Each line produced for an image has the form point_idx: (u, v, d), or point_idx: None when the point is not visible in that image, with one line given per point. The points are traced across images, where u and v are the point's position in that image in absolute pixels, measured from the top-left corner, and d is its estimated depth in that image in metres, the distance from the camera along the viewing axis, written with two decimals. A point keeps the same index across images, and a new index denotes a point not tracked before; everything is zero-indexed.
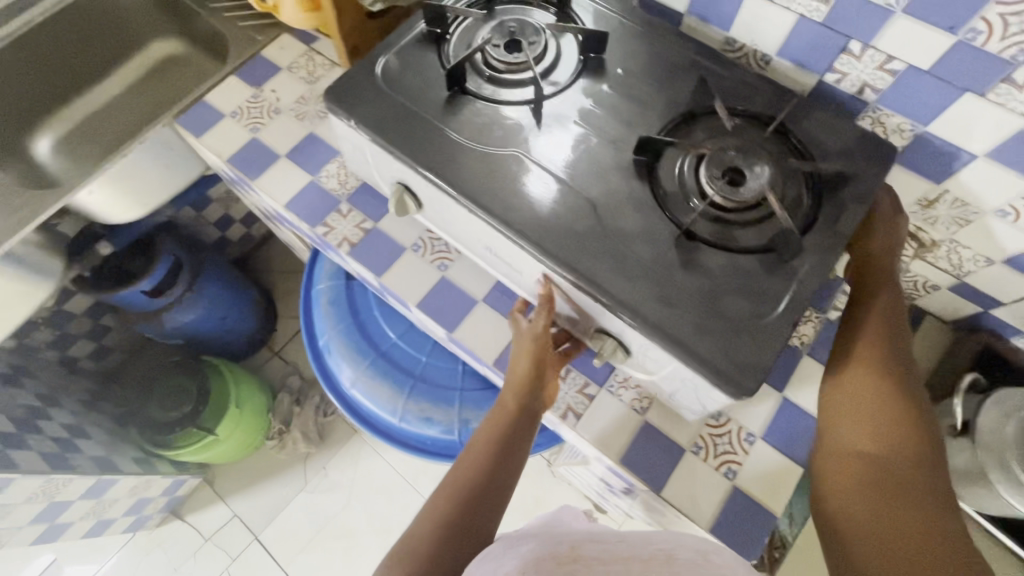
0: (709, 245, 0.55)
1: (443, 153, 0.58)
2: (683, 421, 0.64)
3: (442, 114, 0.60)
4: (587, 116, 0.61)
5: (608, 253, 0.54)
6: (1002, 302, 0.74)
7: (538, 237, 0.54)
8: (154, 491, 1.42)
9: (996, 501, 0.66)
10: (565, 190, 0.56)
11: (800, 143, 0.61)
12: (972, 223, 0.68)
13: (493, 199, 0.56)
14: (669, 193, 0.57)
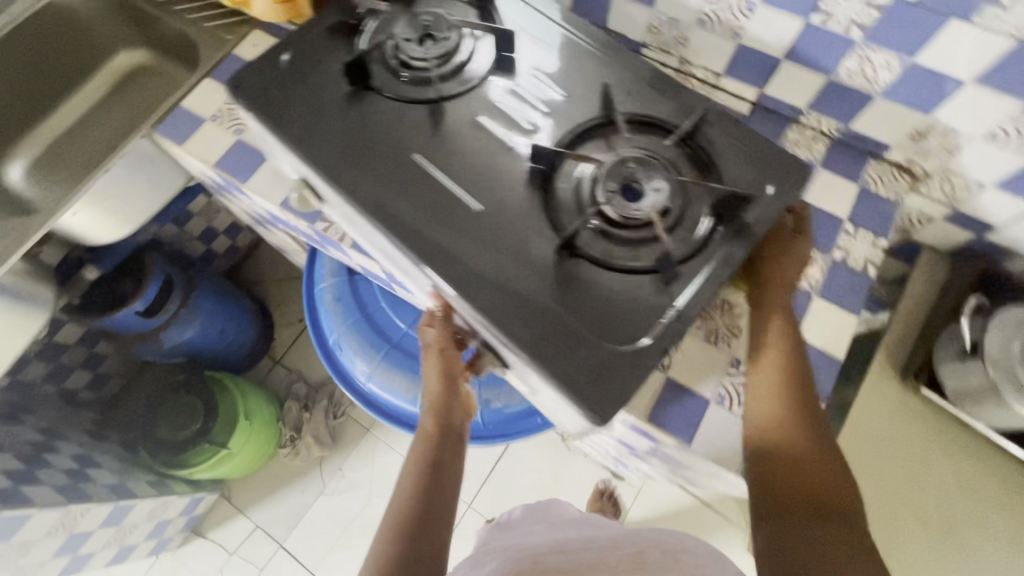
0: (592, 263, 0.51)
1: (327, 152, 0.55)
2: (705, 374, 0.65)
3: (340, 108, 0.57)
4: (494, 121, 0.57)
5: (484, 272, 0.50)
6: (995, 226, 0.76)
7: (411, 240, 0.50)
8: (173, 513, 1.41)
9: (1009, 416, 0.68)
10: (442, 203, 0.53)
11: (705, 155, 0.56)
12: (963, 150, 0.69)
13: (374, 200, 0.52)
14: (561, 211, 0.53)
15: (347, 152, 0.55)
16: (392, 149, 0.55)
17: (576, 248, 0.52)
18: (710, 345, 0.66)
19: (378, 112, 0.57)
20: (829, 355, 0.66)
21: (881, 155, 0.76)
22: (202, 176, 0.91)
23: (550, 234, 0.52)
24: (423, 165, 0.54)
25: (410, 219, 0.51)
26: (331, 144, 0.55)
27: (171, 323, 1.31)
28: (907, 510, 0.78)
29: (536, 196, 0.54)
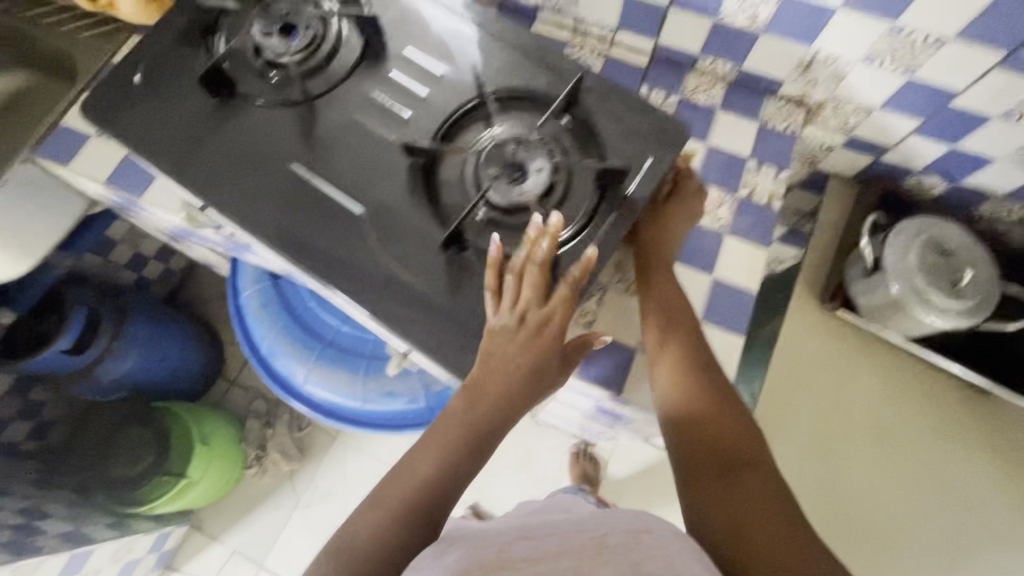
0: (482, 252, 0.55)
1: (205, 171, 0.56)
2: (628, 324, 0.67)
3: (214, 125, 0.57)
4: (368, 113, 0.58)
5: (374, 275, 0.53)
6: (889, 146, 0.79)
7: (302, 254, 0.54)
8: (140, 551, 1.36)
9: (915, 325, 0.72)
10: (325, 213, 0.55)
11: (586, 125, 0.57)
12: (846, 77, 0.71)
13: (262, 220, 0.55)
14: (448, 200, 0.56)
15: (227, 169, 0.56)
16: (269, 159, 0.57)
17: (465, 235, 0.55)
18: (630, 295, 0.68)
19: (252, 122, 0.58)
20: (744, 290, 0.68)
21: (776, 92, 0.78)
22: (102, 198, 0.87)
23: (437, 224, 0.55)
24: (303, 173, 0.56)
25: (293, 234, 0.54)
26: (207, 160, 0.56)
27: (104, 358, 1.26)
28: (840, 424, 0.82)
29: (419, 190, 0.55)
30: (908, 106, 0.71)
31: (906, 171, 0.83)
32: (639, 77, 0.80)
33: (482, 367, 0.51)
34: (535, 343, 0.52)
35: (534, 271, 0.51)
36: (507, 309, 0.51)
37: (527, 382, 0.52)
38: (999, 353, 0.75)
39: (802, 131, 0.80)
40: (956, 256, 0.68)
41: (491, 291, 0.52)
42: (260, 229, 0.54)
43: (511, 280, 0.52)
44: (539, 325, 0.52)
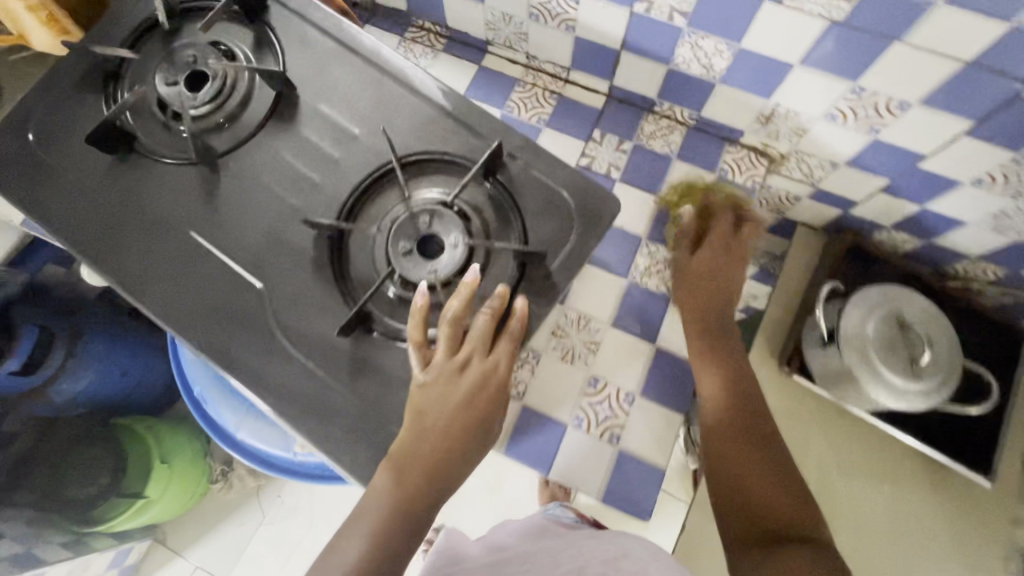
0: (389, 334, 0.51)
1: (96, 237, 0.52)
2: (560, 395, 0.63)
3: (110, 187, 0.53)
4: (276, 175, 0.53)
5: (271, 358, 0.49)
6: (858, 201, 0.74)
7: (195, 333, 0.50)
8: (98, 568, 1.35)
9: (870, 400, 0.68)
10: (224, 289, 0.51)
11: (508, 195, 0.53)
12: (808, 132, 0.66)
13: (157, 294, 0.51)
14: (355, 275, 0.52)
15: (121, 235, 0.52)
16: (166, 225, 0.53)
17: (371, 315, 0.51)
18: (566, 364, 0.64)
19: (151, 183, 0.54)
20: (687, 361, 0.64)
21: (737, 141, 0.73)
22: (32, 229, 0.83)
23: (342, 303, 0.51)
24: (202, 242, 0.52)
25: (187, 310, 0.50)
26: (99, 225, 0.52)
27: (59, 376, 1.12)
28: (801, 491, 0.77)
29: (324, 264, 0.51)
30: (875, 164, 0.66)
31: (876, 225, 0.78)
32: (593, 121, 0.75)
33: (412, 431, 0.47)
34: (473, 401, 0.49)
35: (477, 322, 0.49)
36: (440, 362, 0.49)
37: (466, 438, 0.49)
38: (967, 433, 0.70)
39: (764, 183, 0.75)
40: (914, 331, 0.64)
41: (417, 342, 0.48)
42: (152, 304, 0.51)
43: (446, 328, 0.49)
44: (479, 379, 0.50)
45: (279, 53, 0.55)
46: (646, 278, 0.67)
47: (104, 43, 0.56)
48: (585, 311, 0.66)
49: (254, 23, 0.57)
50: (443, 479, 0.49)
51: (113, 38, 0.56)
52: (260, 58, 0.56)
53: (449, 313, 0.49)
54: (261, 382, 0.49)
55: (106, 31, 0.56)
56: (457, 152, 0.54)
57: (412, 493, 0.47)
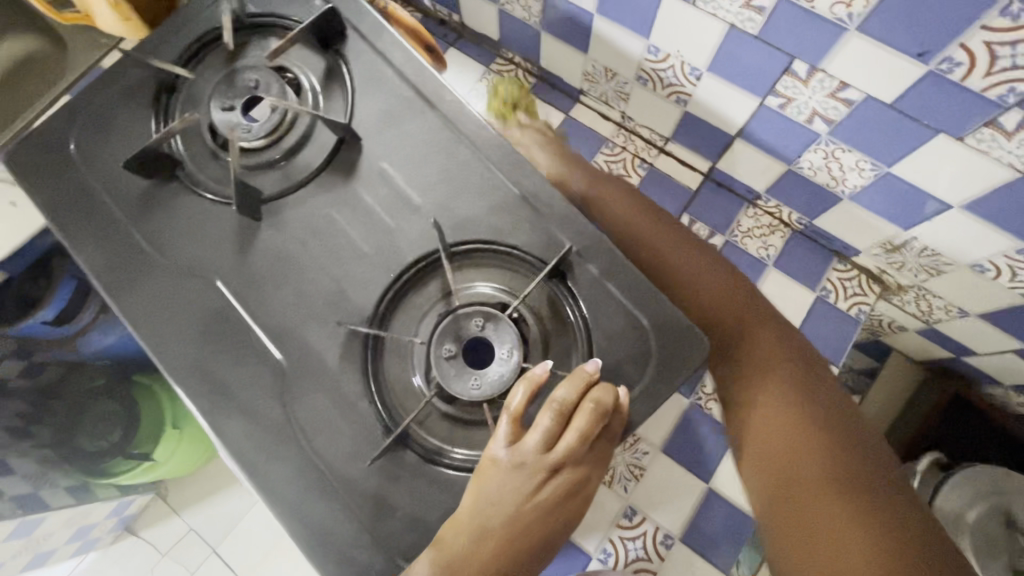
0: (413, 450, 0.43)
1: (117, 271, 0.46)
2: (588, 521, 0.55)
3: (140, 214, 0.47)
4: (326, 229, 0.46)
5: (278, 449, 0.43)
6: (978, 352, 0.63)
7: (202, 404, 0.44)
8: (97, 517, 1.36)
9: None
10: (242, 356, 0.45)
11: (574, 307, 0.44)
12: (943, 273, 0.55)
13: (171, 349, 0.45)
14: (391, 375, 0.45)
15: (142, 274, 0.46)
16: (192, 269, 0.46)
17: (409, 433, 0.43)
18: (604, 486, 0.56)
19: (184, 217, 0.47)
20: (741, 511, 0.55)
21: (848, 258, 0.63)
22: None
23: (373, 408, 0.44)
24: (227, 296, 0.46)
25: (200, 375, 0.44)
26: (121, 257, 0.46)
27: (89, 329, 0.94)
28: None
29: (357, 355, 0.44)
30: (1018, 326, 0.55)
31: (990, 379, 0.66)
32: (683, 204, 0.66)
33: (474, 521, 0.38)
34: (555, 510, 0.40)
35: (580, 421, 0.38)
36: (531, 451, 0.39)
37: (535, 546, 0.40)
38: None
39: (870, 310, 0.64)
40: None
41: (512, 416, 0.39)
42: (165, 360, 0.45)
43: (546, 416, 0.39)
44: (568, 488, 0.40)
45: (349, 93, 0.48)
46: (712, 404, 0.58)
47: (165, 53, 0.50)
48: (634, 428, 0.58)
49: (327, 52, 0.50)
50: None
51: (174, 46, 0.50)
52: (328, 95, 0.49)
53: (554, 399, 0.39)
54: (263, 478, 0.42)
55: (169, 37, 0.50)
56: (528, 244, 0.46)
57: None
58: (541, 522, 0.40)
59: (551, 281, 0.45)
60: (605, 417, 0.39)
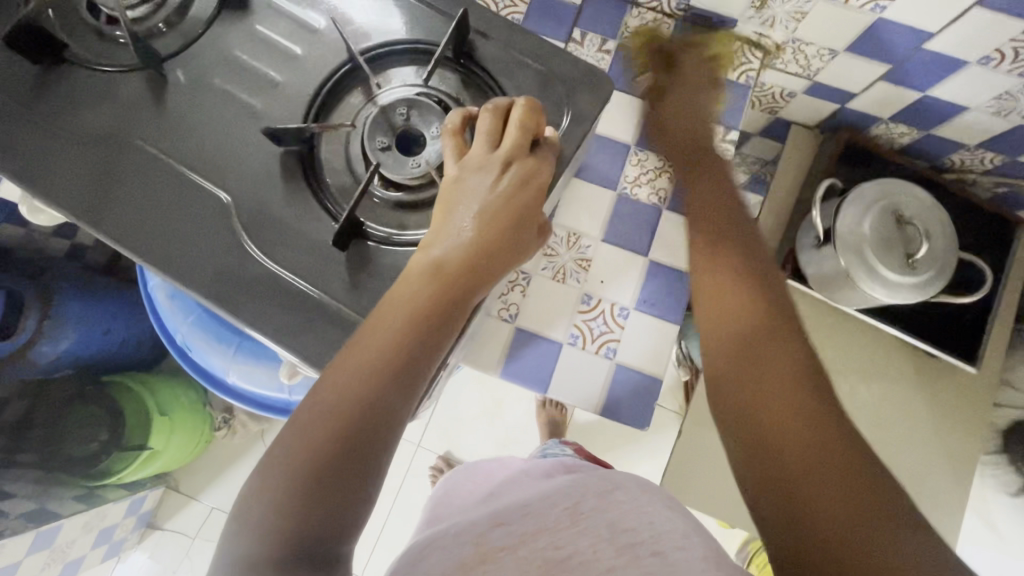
0: (374, 241, 0.46)
1: (26, 156, 0.46)
2: (554, 314, 0.61)
3: (35, 98, 0.47)
4: (228, 76, 0.48)
5: (245, 279, 0.45)
6: (855, 92, 0.70)
7: (152, 255, 0.45)
8: (113, 518, 1.38)
9: (864, 299, 0.66)
10: (182, 201, 0.46)
11: (485, 77, 0.49)
12: (808, 14, 0.61)
13: (106, 211, 0.45)
14: (332, 180, 0.48)
15: (62, 153, 0.46)
16: (108, 136, 0.47)
17: (363, 226, 0.46)
18: (558, 283, 0.62)
19: (83, 94, 0.47)
20: (683, 270, 0.62)
21: (729, 33, 0.68)
22: None
23: (324, 217, 0.46)
24: (155, 152, 0.46)
25: (146, 228, 0.45)
26: (30, 143, 0.46)
27: (38, 339, 1.15)
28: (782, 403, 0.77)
29: (296, 173, 0.47)
30: (877, 48, 0.62)
31: (874, 119, 0.74)
32: (572, 20, 0.68)
33: (447, 232, 0.40)
34: (516, 202, 0.40)
35: (515, 115, 0.40)
36: (480, 156, 0.40)
37: (505, 237, 0.40)
38: (959, 323, 0.71)
39: (758, 77, 0.70)
40: (912, 224, 0.62)
41: (451, 131, 0.41)
42: (103, 223, 0.45)
43: (486, 117, 0.40)
44: (523, 181, 0.40)
45: None
46: (637, 189, 0.64)
47: None
48: (574, 228, 0.63)
49: None
50: (476, 288, 0.40)
51: None
52: None
53: (485, 107, 0.40)
54: (235, 309, 0.44)
55: None
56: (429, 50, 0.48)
57: (429, 310, 0.39)
58: (506, 216, 0.40)
59: (457, 64, 0.49)
60: (534, 113, 0.40)
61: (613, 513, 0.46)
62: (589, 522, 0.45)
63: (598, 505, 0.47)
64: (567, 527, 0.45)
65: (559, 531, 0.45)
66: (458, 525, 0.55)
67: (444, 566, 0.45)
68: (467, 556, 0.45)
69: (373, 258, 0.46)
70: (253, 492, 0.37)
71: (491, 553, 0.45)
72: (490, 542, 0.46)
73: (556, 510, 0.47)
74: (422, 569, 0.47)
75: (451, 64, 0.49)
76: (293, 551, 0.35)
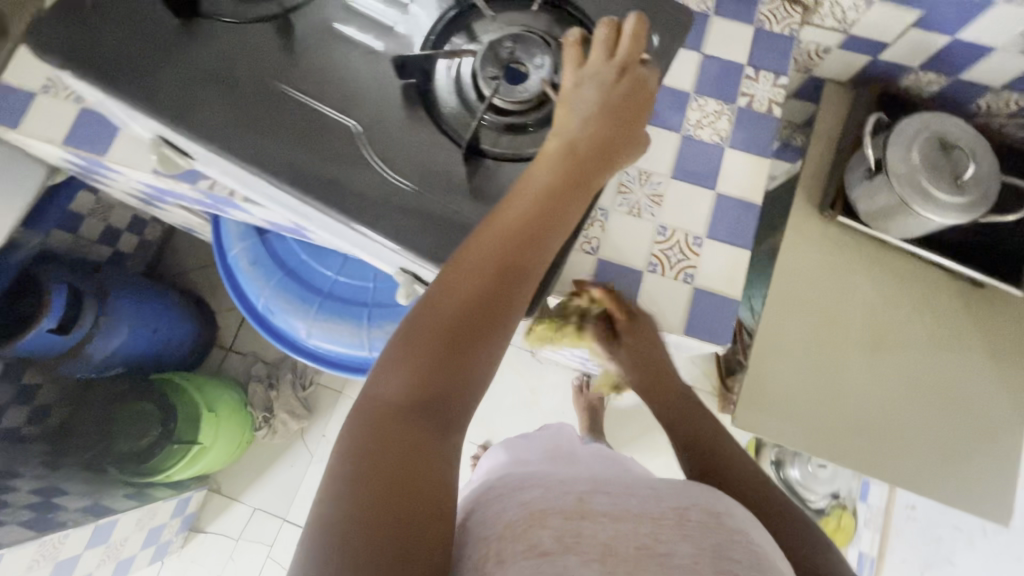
0: (493, 158, 0.52)
1: (166, 93, 0.50)
2: (634, 244, 0.66)
3: (177, 45, 0.51)
4: (347, 22, 0.54)
5: (381, 198, 0.48)
6: (889, 43, 0.77)
7: (292, 177, 0.48)
8: (162, 517, 1.38)
9: (917, 224, 0.71)
10: (315, 129, 0.50)
11: (577, 14, 0.55)
12: None
13: (244, 142, 0.49)
14: (447, 110, 0.53)
15: (204, 90, 0.50)
16: (245, 76, 0.51)
17: (481, 147, 0.52)
18: (634, 217, 0.67)
19: (218, 43, 0.52)
20: (749, 200, 0.67)
21: None
22: (62, 165, 0.82)
23: (446, 140, 0.51)
24: (286, 89, 0.51)
25: (284, 157, 0.49)
26: (175, 83, 0.50)
27: (93, 335, 1.22)
28: (824, 330, 0.81)
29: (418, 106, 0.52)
30: None
31: (905, 68, 0.80)
32: None
33: (571, 122, 0.45)
34: (629, 103, 0.46)
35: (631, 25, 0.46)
36: (600, 64, 0.46)
37: (617, 135, 0.46)
38: (994, 254, 0.77)
39: (799, 32, 0.76)
40: (958, 149, 0.68)
41: (572, 43, 0.47)
42: (241, 153, 0.49)
43: (605, 27, 0.46)
44: (633, 86, 0.46)
45: None
46: (700, 131, 0.69)
47: None
48: (645, 167, 0.68)
49: None
50: (592, 176, 0.45)
51: None
52: None
53: (602, 22, 0.46)
54: (373, 220, 0.48)
55: None
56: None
57: (555, 189, 0.43)
58: (619, 116, 0.45)
59: (549, 8, 0.55)
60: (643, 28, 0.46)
61: (718, 535, 0.42)
62: (691, 531, 0.42)
63: (705, 520, 0.43)
64: (672, 525, 0.43)
65: (661, 526, 0.43)
66: (562, 474, 0.54)
67: (545, 504, 0.45)
68: (566, 505, 0.44)
69: (493, 171, 0.51)
70: (396, 344, 0.42)
71: (591, 513, 0.43)
72: (592, 503, 0.45)
73: (662, 505, 0.45)
74: (521, 497, 0.47)
75: (546, 7, 0.55)
76: (421, 404, 0.40)
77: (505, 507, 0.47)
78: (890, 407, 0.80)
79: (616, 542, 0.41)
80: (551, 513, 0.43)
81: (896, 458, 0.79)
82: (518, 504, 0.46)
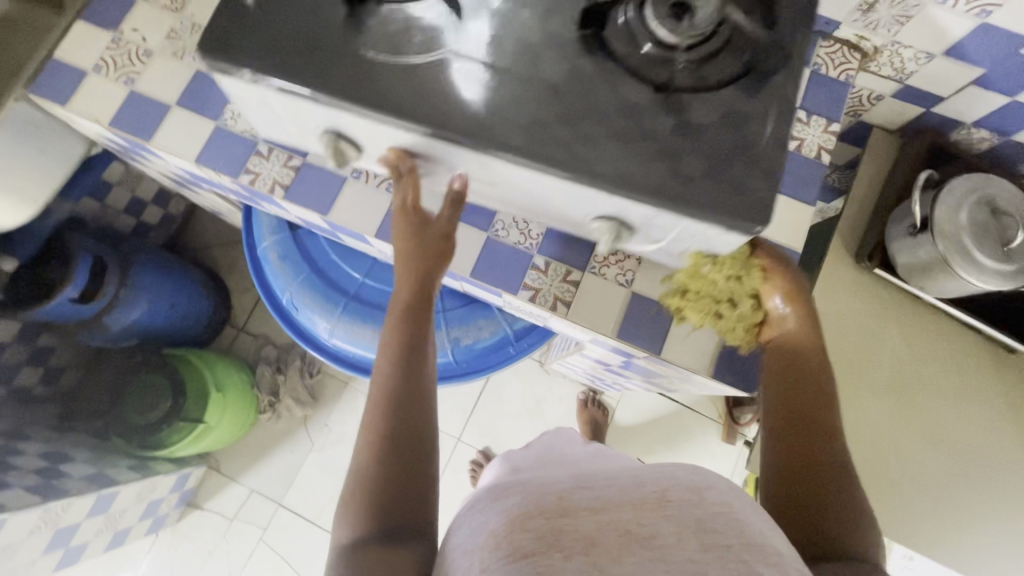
0: (693, 93, 0.48)
1: (363, 87, 0.47)
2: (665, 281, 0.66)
3: (355, 32, 0.48)
4: None
5: (604, 136, 0.47)
6: (944, 97, 0.75)
7: (514, 139, 0.47)
8: (162, 491, 1.43)
9: (956, 284, 0.70)
10: (514, 95, 0.47)
11: None
12: (913, 17, 0.66)
13: (456, 116, 0.47)
14: (625, 53, 0.48)
15: (397, 75, 0.48)
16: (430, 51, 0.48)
17: (676, 85, 0.47)
18: None
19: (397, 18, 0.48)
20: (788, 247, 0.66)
21: (831, 35, 0.73)
22: (103, 142, 0.82)
23: (639, 83, 0.47)
24: (470, 55, 0.48)
25: (525, 129, 0.47)
26: (361, 75, 0.48)
27: (113, 307, 1.23)
28: (869, 369, 0.80)
29: None
30: (971, 54, 0.67)
31: (957, 123, 0.79)
32: None
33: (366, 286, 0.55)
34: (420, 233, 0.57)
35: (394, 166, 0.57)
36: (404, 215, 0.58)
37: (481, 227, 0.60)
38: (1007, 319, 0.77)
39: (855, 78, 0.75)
40: (1008, 217, 0.66)
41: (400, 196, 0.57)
42: (466, 132, 0.47)
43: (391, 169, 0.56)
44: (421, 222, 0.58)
45: None
46: None
47: None
48: None
49: None
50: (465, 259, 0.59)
51: None
52: None
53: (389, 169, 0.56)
54: (588, 171, 0.47)
55: None
56: None
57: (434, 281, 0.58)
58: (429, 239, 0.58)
59: None
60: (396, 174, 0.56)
61: (699, 510, 0.41)
62: (678, 511, 0.41)
63: (689, 498, 0.42)
64: (654, 507, 0.42)
65: (643, 510, 0.42)
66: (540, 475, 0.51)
67: (525, 505, 0.43)
68: (545, 502, 0.42)
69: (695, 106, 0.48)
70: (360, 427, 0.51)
71: (572, 509, 0.42)
72: (573, 499, 0.43)
73: (643, 489, 0.43)
74: (498, 503, 0.44)
75: None
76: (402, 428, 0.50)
77: (476, 522, 0.44)
78: (911, 456, 0.79)
79: (599, 534, 0.40)
80: (530, 515, 0.41)
81: (918, 503, 0.78)
82: (499, 510, 0.43)
